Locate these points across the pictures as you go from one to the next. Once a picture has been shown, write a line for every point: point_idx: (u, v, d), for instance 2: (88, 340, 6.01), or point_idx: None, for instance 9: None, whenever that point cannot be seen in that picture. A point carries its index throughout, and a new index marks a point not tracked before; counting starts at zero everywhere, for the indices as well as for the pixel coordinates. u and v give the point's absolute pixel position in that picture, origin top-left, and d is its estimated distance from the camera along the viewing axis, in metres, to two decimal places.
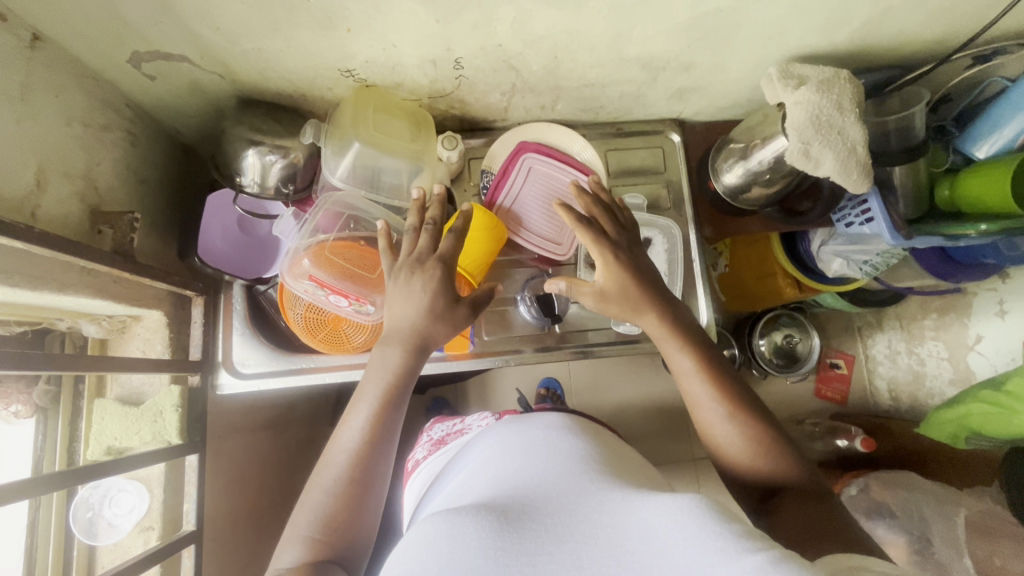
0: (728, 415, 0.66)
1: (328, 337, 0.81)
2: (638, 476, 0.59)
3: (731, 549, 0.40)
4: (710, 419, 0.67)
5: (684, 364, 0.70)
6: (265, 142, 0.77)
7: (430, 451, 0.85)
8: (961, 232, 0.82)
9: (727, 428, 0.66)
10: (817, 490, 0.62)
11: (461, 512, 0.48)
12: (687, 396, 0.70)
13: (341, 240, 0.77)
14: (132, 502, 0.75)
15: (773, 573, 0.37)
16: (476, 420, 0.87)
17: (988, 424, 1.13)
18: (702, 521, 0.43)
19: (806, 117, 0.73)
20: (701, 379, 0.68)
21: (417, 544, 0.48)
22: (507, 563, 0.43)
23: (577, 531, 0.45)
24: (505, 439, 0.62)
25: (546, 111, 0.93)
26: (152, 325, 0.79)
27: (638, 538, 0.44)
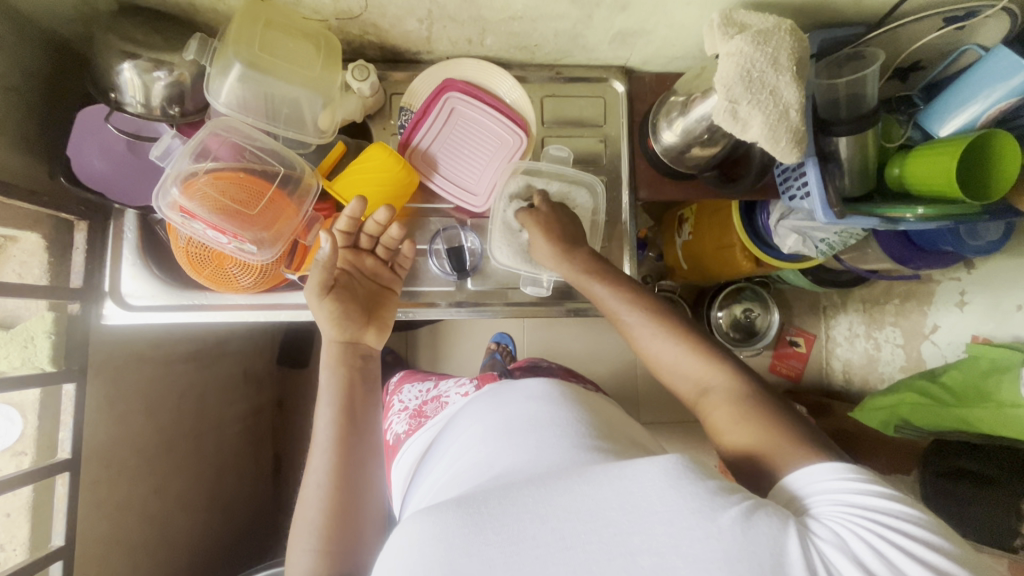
0: (647, 320, 0.70)
1: (214, 273, 0.76)
2: (611, 442, 0.58)
3: (708, 508, 0.42)
4: (632, 326, 0.71)
5: (630, 320, 0.72)
6: (141, 55, 0.69)
7: (410, 426, 0.87)
8: (899, 215, 0.76)
9: (666, 354, 0.68)
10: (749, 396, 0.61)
11: (440, 505, 0.45)
12: (637, 346, 0.71)
13: (221, 172, 0.72)
14: (3, 426, 0.73)
15: (749, 538, 0.40)
16: (453, 387, 0.89)
17: (917, 416, 1.09)
18: (679, 482, 0.43)
19: (735, 72, 0.65)
20: (646, 323, 0.70)
21: (399, 546, 0.45)
22: (490, 556, 0.41)
23: (559, 506, 0.43)
24: (490, 412, 0.65)
25: (475, 45, 0.85)
26: (29, 247, 0.75)
27: (620, 505, 0.43)
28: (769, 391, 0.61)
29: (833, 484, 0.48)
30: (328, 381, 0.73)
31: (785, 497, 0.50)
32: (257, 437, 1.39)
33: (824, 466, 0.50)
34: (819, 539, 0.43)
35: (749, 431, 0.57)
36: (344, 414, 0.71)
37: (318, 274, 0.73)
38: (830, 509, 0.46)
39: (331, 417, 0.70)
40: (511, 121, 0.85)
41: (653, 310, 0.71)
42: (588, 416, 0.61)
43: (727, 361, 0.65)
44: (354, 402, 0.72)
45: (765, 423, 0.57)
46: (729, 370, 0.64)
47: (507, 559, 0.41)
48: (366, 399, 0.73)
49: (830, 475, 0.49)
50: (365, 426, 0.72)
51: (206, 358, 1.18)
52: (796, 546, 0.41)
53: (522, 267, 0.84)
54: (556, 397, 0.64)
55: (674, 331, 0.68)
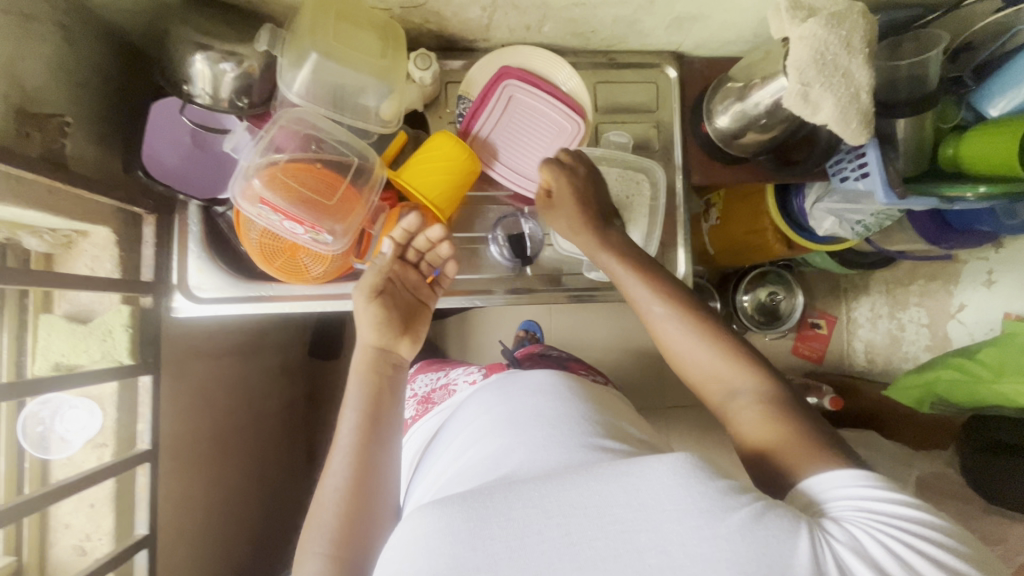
0: (668, 311, 0.70)
1: (286, 265, 0.77)
2: (620, 438, 0.60)
3: (717, 508, 0.41)
4: (653, 316, 0.71)
5: (656, 315, 0.71)
6: (213, 47, 0.69)
7: (419, 412, 0.92)
8: (959, 194, 0.78)
9: (688, 348, 0.68)
10: (777, 397, 0.61)
11: (445, 497, 0.45)
12: (663, 343, 0.71)
13: (297, 162, 0.72)
14: (84, 419, 0.74)
15: (758, 538, 0.40)
16: (462, 375, 0.94)
17: (953, 393, 1.12)
18: (689, 481, 0.42)
19: (808, 55, 0.66)
20: (676, 322, 0.69)
21: (401, 539, 0.45)
22: (494, 552, 0.41)
23: (565, 503, 0.43)
24: (497, 407, 0.68)
25: (532, 33, 0.85)
26: (100, 241, 0.75)
27: (626, 502, 0.42)
28: (798, 399, 0.62)
29: (858, 492, 0.48)
30: (357, 389, 0.71)
31: (804, 501, 0.50)
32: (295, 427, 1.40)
33: (847, 473, 0.50)
34: (835, 539, 0.43)
35: (774, 439, 0.57)
36: (366, 420, 0.69)
37: (369, 277, 0.76)
38: (851, 515, 0.46)
39: (356, 420, 0.69)
40: (570, 109, 0.84)
41: (683, 307, 0.70)
42: (594, 413, 0.62)
43: (757, 362, 0.65)
44: (379, 409, 0.71)
45: (798, 434, 0.57)
46: (761, 373, 0.64)
47: (512, 553, 0.40)
48: (390, 408, 0.71)
49: (849, 480, 0.49)
50: (387, 436, 0.70)
51: (249, 350, 1.19)
52: (812, 546, 0.41)
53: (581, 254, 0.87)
54: (564, 393, 0.67)
55: (707, 331, 0.68)
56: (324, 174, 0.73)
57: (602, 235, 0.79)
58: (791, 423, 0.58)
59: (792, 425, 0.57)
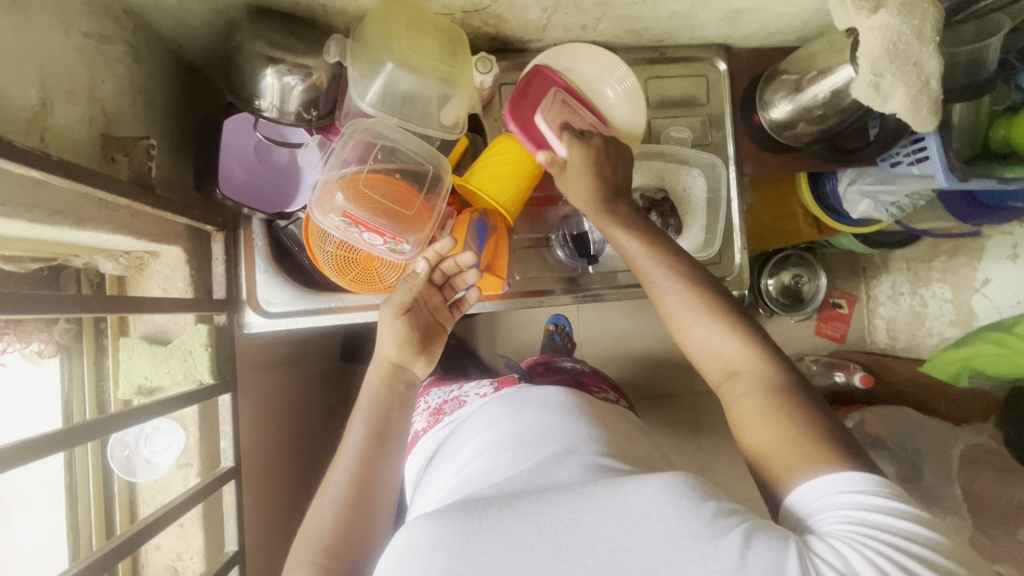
0: (682, 287, 0.66)
1: (360, 276, 0.77)
2: (621, 458, 0.60)
3: (706, 529, 0.42)
4: (665, 289, 0.67)
5: (664, 287, 0.67)
6: (283, 60, 0.69)
7: (429, 423, 0.89)
8: (1017, 176, 0.80)
9: (712, 336, 0.63)
10: (772, 389, 0.58)
11: (441, 514, 0.47)
12: (668, 318, 0.67)
13: (375, 171, 0.72)
14: (169, 439, 0.74)
15: (750, 556, 0.41)
16: (473, 388, 0.91)
17: (991, 366, 1.17)
18: (679, 501, 0.44)
19: (881, 45, 0.67)
20: (683, 295, 0.66)
21: (397, 552, 0.46)
22: (486, 566, 0.42)
23: (557, 519, 0.44)
24: (503, 422, 0.67)
25: (587, 31, 0.85)
26: (171, 261, 0.75)
27: (618, 521, 0.43)
28: (802, 382, 0.59)
29: (840, 501, 0.46)
30: (368, 401, 0.71)
31: (794, 523, 0.49)
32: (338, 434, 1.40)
33: (838, 479, 0.48)
34: (822, 560, 0.41)
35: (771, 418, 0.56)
36: (373, 432, 0.69)
37: (399, 294, 0.72)
38: (839, 530, 0.44)
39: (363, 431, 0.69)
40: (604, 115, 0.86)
41: (689, 281, 0.66)
42: (597, 430, 0.63)
43: (761, 339, 0.62)
44: (389, 424, 0.71)
45: (801, 430, 0.54)
46: (762, 355, 0.61)
47: (503, 568, 0.42)
48: (400, 422, 0.71)
49: (836, 488, 0.47)
50: (396, 444, 0.70)
51: (295, 360, 1.19)
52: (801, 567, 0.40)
53: None
54: (570, 408, 0.67)
55: (714, 308, 0.64)
56: (390, 182, 0.72)
57: (612, 206, 0.72)
58: (813, 426, 0.54)
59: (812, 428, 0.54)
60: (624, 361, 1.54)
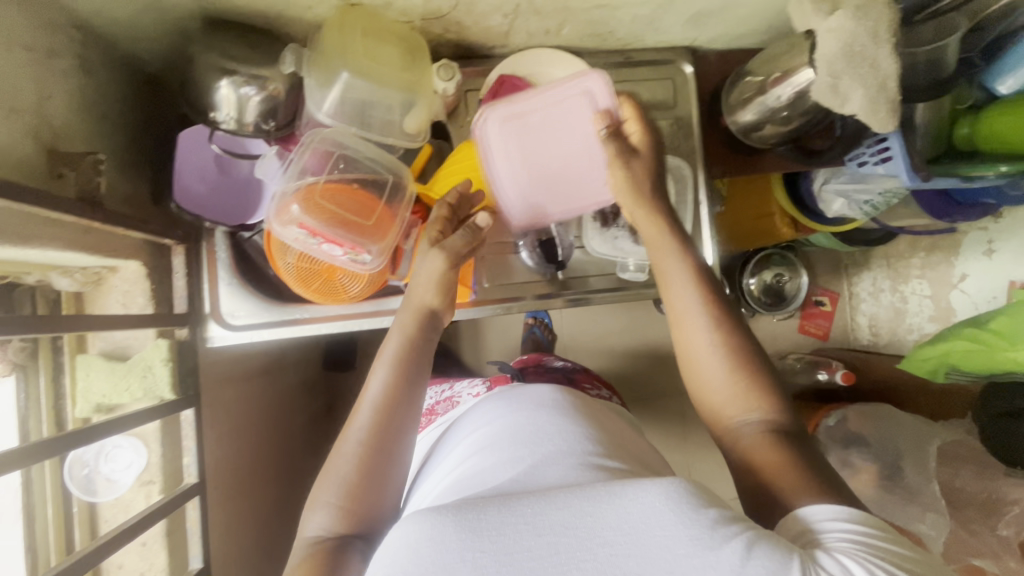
0: (709, 314, 0.63)
1: (323, 287, 0.76)
2: (618, 459, 0.59)
3: (707, 537, 0.41)
4: (688, 312, 0.64)
5: (689, 305, 0.64)
6: (238, 71, 0.68)
7: (422, 424, 0.92)
8: (980, 174, 0.80)
9: (719, 371, 0.61)
10: (780, 432, 0.58)
11: (438, 509, 0.45)
12: (679, 337, 0.65)
13: (332, 183, 0.71)
14: (130, 457, 0.73)
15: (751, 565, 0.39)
16: (466, 388, 0.93)
17: (966, 361, 1.16)
18: (682, 508, 0.42)
19: (836, 48, 0.68)
20: (708, 327, 0.62)
21: (391, 546, 0.45)
22: (484, 564, 0.41)
23: (556, 521, 0.42)
24: (503, 419, 0.66)
25: (551, 36, 0.85)
26: (130, 276, 0.73)
27: (617, 527, 0.42)
28: (803, 435, 0.59)
29: (856, 530, 0.45)
30: (392, 348, 0.66)
31: (795, 528, 0.48)
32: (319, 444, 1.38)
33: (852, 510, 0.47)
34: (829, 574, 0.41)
35: (773, 464, 0.55)
36: (397, 377, 0.64)
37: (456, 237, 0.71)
38: (847, 549, 0.43)
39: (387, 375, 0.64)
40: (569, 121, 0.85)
41: (717, 306, 0.64)
42: (594, 432, 0.62)
43: (777, 391, 0.60)
44: (413, 372, 0.65)
45: (799, 467, 0.54)
46: (774, 406, 0.60)
47: (501, 569, 0.41)
48: (421, 369, 0.65)
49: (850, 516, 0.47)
50: (417, 391, 0.64)
51: (272, 371, 1.17)
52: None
53: (613, 254, 0.88)
54: (566, 407, 0.67)
55: (735, 347, 0.61)
56: (348, 192, 0.71)
57: (661, 221, 0.69)
58: (813, 465, 0.55)
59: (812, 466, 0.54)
60: (607, 364, 1.54)
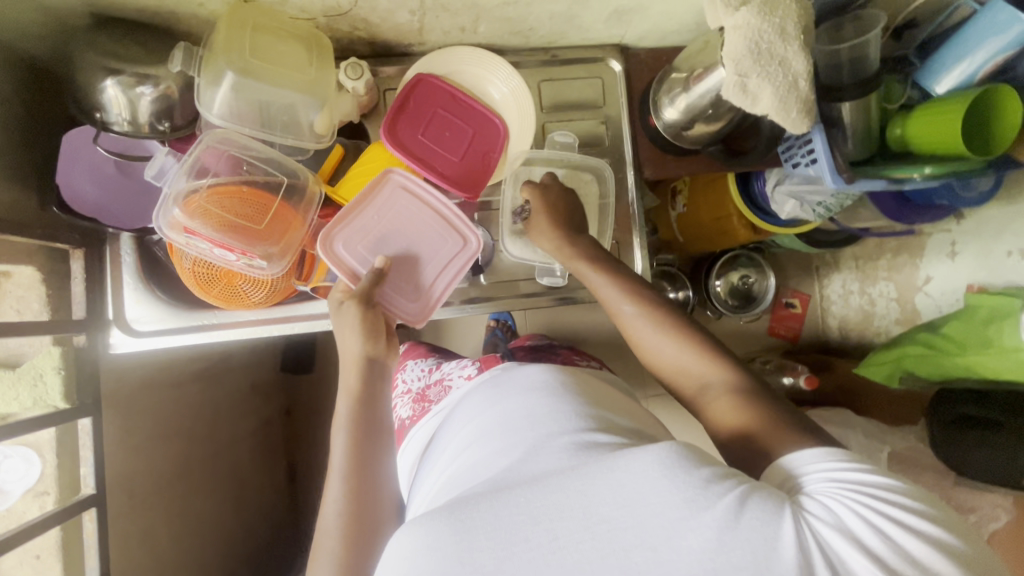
0: (642, 314, 0.70)
1: (224, 292, 0.74)
2: (613, 428, 0.57)
3: (699, 498, 0.42)
4: (632, 324, 0.70)
5: (627, 315, 0.71)
6: (124, 70, 0.66)
7: (414, 412, 0.87)
8: (906, 176, 0.77)
9: (669, 351, 0.66)
10: (747, 386, 0.60)
11: (434, 514, 0.47)
12: (631, 337, 0.71)
13: (222, 186, 0.69)
14: (23, 468, 0.71)
15: (744, 519, 0.41)
16: (455, 369, 0.89)
17: (919, 367, 1.13)
18: (673, 471, 0.43)
19: (743, 45, 0.65)
20: (649, 324, 0.69)
21: (397, 554, 0.47)
22: (485, 563, 0.43)
23: (551, 506, 0.44)
24: (488, 401, 0.66)
25: (468, 34, 0.82)
26: (24, 281, 0.71)
27: (612, 501, 0.43)
28: (764, 384, 0.61)
29: (828, 465, 0.47)
30: (343, 409, 0.65)
31: (780, 477, 0.49)
32: (269, 449, 1.36)
33: (817, 449, 0.49)
34: (815, 520, 0.42)
35: (741, 417, 0.57)
36: (354, 433, 0.63)
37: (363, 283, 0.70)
38: (829, 491, 0.45)
39: (343, 436, 0.63)
40: (491, 119, 0.84)
41: (652, 305, 0.70)
42: (587, 397, 0.61)
43: (724, 352, 0.64)
44: (368, 421, 0.64)
45: (765, 413, 0.56)
46: (729, 364, 0.62)
47: (501, 563, 0.42)
48: (379, 418, 0.65)
49: (831, 457, 0.48)
50: (377, 436, 0.64)
51: (213, 375, 1.14)
52: (792, 529, 0.41)
53: (534, 260, 0.84)
54: (558, 386, 0.62)
55: (681, 329, 0.67)
56: (242, 195, 0.70)
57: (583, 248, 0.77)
58: (781, 411, 0.56)
59: (778, 410, 0.56)
60: None
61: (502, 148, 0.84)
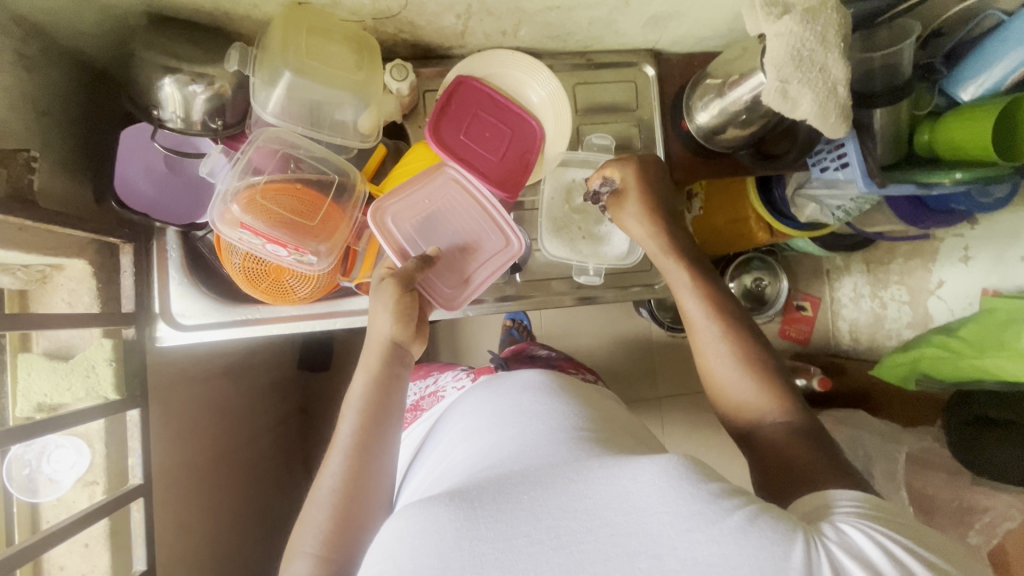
0: (723, 335, 0.67)
1: (271, 287, 0.76)
2: (604, 435, 0.58)
3: (709, 513, 0.42)
4: (705, 338, 0.68)
5: (710, 334, 0.67)
6: (182, 69, 0.68)
7: (407, 421, 0.91)
8: (935, 180, 0.80)
9: (731, 376, 0.65)
10: (807, 430, 0.60)
11: (436, 501, 0.46)
12: (698, 349, 0.69)
13: (276, 183, 0.71)
14: (73, 458, 0.72)
15: (750, 532, 0.41)
16: (449, 380, 0.92)
17: (937, 368, 1.14)
18: (679, 484, 0.44)
19: (786, 51, 0.66)
20: (730, 348, 0.66)
21: (395, 538, 0.46)
22: (482, 551, 0.42)
23: (555, 506, 0.44)
24: (484, 403, 0.66)
25: (509, 37, 0.84)
26: (76, 275, 0.73)
27: (618, 507, 0.44)
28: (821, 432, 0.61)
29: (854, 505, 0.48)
30: (359, 390, 0.66)
31: (810, 506, 0.50)
32: (287, 445, 1.37)
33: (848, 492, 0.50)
34: (831, 542, 0.42)
35: (798, 455, 0.58)
36: (364, 421, 0.64)
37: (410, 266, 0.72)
38: (852, 522, 0.45)
39: (354, 421, 0.64)
40: (528, 122, 0.84)
41: (730, 324, 0.68)
42: (587, 409, 0.62)
43: (792, 395, 0.63)
44: (381, 411, 0.65)
45: (817, 459, 0.57)
46: (790, 403, 0.62)
47: (502, 554, 0.42)
48: (392, 408, 0.66)
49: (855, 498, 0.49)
50: (388, 429, 0.65)
51: (239, 371, 1.16)
52: (807, 547, 0.41)
53: (572, 258, 0.86)
54: (550, 390, 0.64)
55: (756, 362, 0.65)
56: (294, 193, 0.72)
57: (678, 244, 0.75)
58: (830, 459, 0.57)
59: (828, 458, 0.57)
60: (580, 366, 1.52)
61: (540, 149, 0.84)
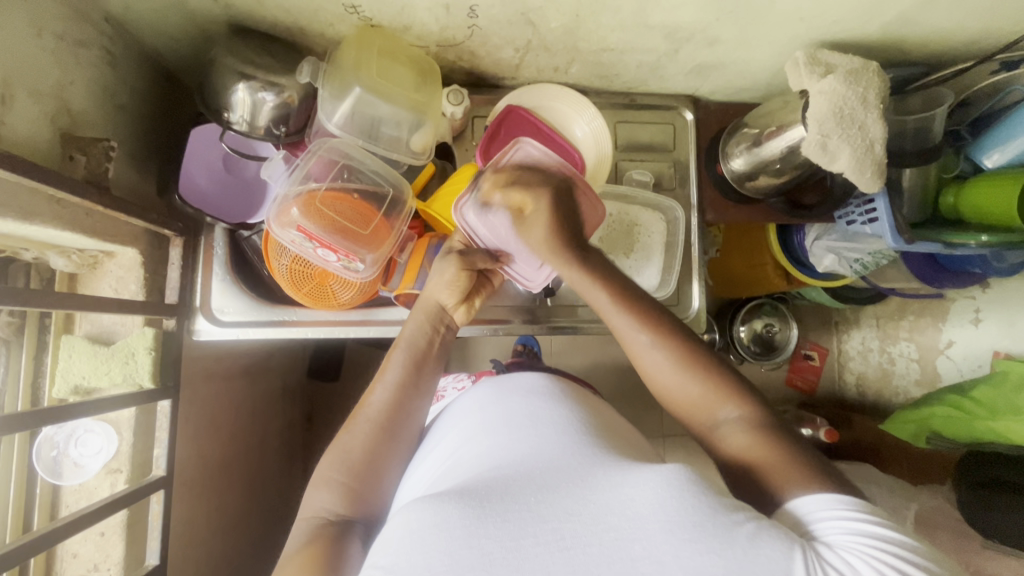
0: (654, 341, 0.61)
1: (313, 291, 0.78)
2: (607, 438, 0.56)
3: (711, 524, 0.41)
4: (636, 347, 0.62)
5: (638, 344, 0.62)
6: (255, 76, 0.71)
7: None
8: (960, 241, 0.82)
9: (672, 380, 0.60)
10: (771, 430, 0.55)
11: (444, 498, 0.45)
12: (632, 356, 0.63)
13: (333, 191, 0.74)
14: (99, 443, 0.72)
15: (762, 550, 0.39)
16: (450, 383, 0.88)
17: (947, 427, 1.11)
18: (683, 495, 0.43)
19: (829, 108, 0.70)
20: (662, 351, 0.61)
21: (400, 531, 0.45)
22: (490, 550, 0.41)
23: (561, 509, 0.43)
24: (481, 399, 0.64)
25: (559, 73, 0.89)
26: (125, 263, 0.74)
27: (620, 512, 0.42)
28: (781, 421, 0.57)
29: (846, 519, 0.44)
30: (410, 334, 0.69)
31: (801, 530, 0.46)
32: (291, 453, 1.35)
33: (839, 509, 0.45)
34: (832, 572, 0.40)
35: (766, 463, 0.53)
36: (411, 365, 0.66)
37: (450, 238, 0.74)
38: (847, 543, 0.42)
39: (402, 359, 0.66)
40: (570, 152, 0.86)
41: (664, 333, 0.61)
42: (590, 412, 0.60)
43: (743, 386, 0.59)
44: (425, 360, 0.68)
45: (782, 461, 0.52)
46: (745, 396, 0.58)
47: (508, 554, 0.41)
48: (435, 362, 0.68)
49: (844, 503, 0.46)
50: (428, 383, 0.67)
51: (256, 371, 1.16)
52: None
53: None
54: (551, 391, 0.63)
55: (690, 359, 0.60)
56: (348, 200, 0.75)
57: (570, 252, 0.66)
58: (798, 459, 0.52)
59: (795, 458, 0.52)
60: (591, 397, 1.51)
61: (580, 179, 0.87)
